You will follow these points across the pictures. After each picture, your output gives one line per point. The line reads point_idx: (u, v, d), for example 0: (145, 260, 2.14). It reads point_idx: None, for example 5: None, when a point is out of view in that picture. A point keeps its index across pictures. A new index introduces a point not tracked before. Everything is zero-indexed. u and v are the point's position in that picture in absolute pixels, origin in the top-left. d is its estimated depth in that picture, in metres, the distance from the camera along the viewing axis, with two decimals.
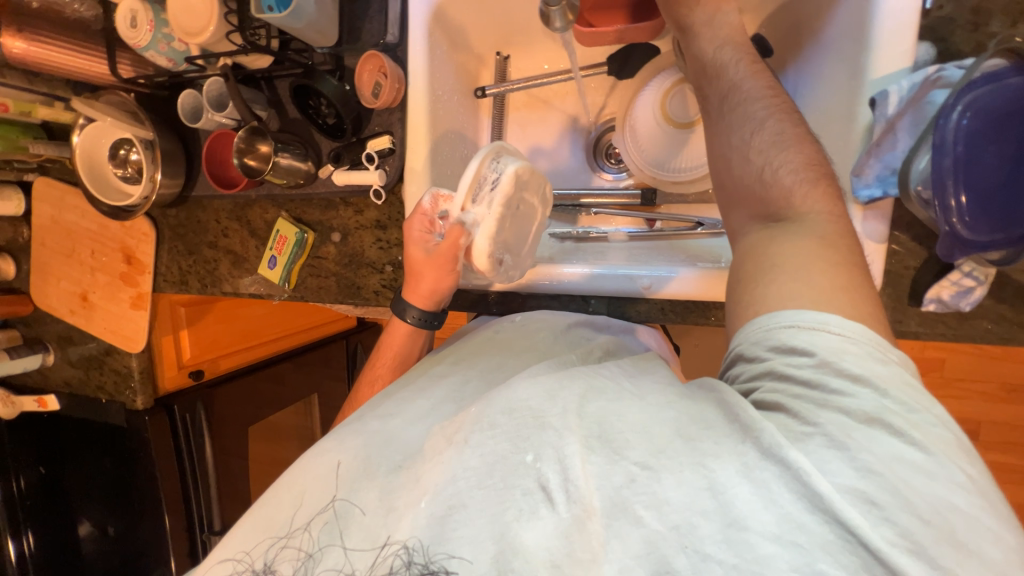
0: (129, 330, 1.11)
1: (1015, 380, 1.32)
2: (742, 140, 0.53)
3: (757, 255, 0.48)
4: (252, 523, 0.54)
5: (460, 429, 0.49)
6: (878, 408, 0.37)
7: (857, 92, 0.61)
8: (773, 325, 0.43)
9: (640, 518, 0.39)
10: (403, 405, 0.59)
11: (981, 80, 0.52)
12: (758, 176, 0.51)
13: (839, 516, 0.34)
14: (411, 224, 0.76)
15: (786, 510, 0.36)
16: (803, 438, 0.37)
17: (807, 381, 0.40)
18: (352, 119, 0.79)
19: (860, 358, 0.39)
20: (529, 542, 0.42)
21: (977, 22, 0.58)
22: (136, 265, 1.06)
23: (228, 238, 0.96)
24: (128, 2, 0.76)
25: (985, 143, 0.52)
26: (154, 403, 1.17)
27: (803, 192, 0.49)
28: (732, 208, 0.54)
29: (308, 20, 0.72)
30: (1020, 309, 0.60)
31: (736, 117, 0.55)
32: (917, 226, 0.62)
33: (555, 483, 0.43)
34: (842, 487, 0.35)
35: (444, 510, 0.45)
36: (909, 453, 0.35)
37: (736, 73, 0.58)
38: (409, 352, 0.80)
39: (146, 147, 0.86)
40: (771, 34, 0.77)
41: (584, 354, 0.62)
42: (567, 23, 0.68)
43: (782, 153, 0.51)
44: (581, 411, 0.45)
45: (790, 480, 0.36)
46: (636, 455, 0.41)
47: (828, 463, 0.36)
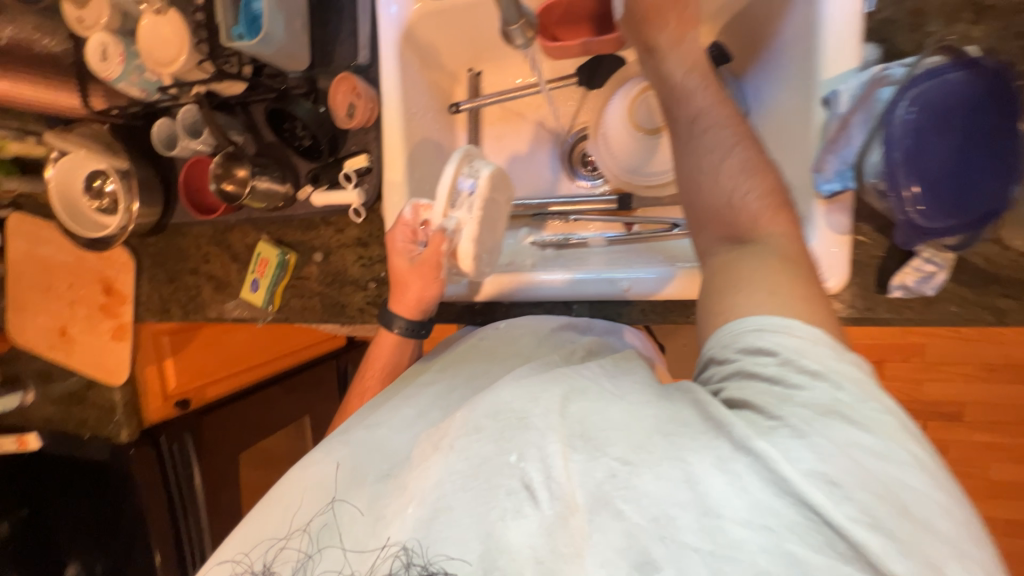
0: (111, 362, 1.10)
1: (993, 360, 1.36)
2: (710, 165, 0.55)
3: (725, 273, 0.50)
4: (251, 525, 0.56)
5: (446, 435, 0.51)
6: (835, 399, 0.38)
7: (812, 92, 0.64)
8: (740, 329, 0.44)
9: (621, 511, 0.40)
10: (390, 414, 0.60)
11: (923, 77, 0.55)
12: (726, 200, 0.53)
13: (804, 498, 0.35)
14: (393, 236, 0.77)
15: (758, 497, 0.36)
16: (770, 432, 0.38)
17: (771, 378, 0.41)
18: (327, 139, 0.80)
19: (819, 355, 0.41)
20: (515, 542, 0.42)
21: (916, 22, 0.61)
22: (115, 296, 1.04)
23: (209, 263, 0.96)
24: (96, 37, 0.75)
25: (932, 135, 0.55)
26: (140, 435, 1.16)
27: (767, 218, 0.52)
28: (698, 229, 0.56)
29: (278, 45, 0.73)
30: (980, 291, 0.61)
31: (706, 143, 0.56)
32: (877, 216, 0.64)
33: (539, 481, 0.43)
34: (806, 473, 0.36)
35: (431, 512, 0.45)
36: (863, 438, 0.37)
37: (702, 101, 0.59)
38: (396, 363, 0.80)
39: (121, 177, 0.85)
40: (729, 40, 0.80)
41: (566, 356, 0.62)
42: (529, 40, 0.64)
43: (748, 179, 0.53)
44: (563, 412, 0.46)
45: (761, 469, 0.37)
46: (617, 451, 0.42)
47: (793, 451, 0.37)
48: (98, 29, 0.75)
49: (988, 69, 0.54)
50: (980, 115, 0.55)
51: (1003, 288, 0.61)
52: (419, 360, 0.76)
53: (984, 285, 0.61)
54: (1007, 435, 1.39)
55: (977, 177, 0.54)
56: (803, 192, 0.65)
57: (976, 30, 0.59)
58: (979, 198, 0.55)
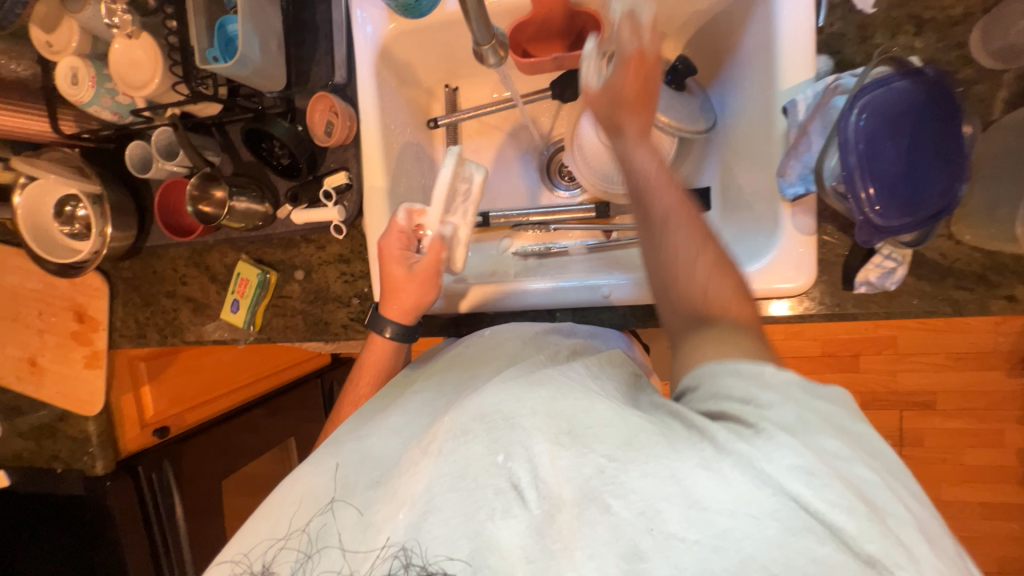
0: (84, 392, 1.06)
1: (960, 349, 1.42)
2: (684, 261, 0.55)
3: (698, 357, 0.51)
4: (254, 524, 0.55)
5: (435, 440, 0.50)
6: (803, 409, 0.42)
7: (773, 101, 0.68)
8: (719, 371, 0.47)
9: (609, 506, 0.41)
10: (378, 424, 0.59)
11: (872, 85, 0.59)
12: (702, 297, 0.54)
13: (785, 487, 0.37)
14: (387, 241, 0.74)
15: (741, 488, 0.38)
16: (751, 439, 0.40)
17: (741, 399, 0.44)
18: (306, 158, 0.80)
19: (783, 383, 0.44)
20: (505, 540, 0.43)
21: (863, 35, 0.65)
22: (88, 322, 1.01)
23: (186, 285, 0.94)
24: (67, 60, 0.74)
25: (882, 140, 0.59)
26: (116, 466, 1.11)
27: (739, 312, 0.53)
28: (669, 317, 0.56)
29: (254, 67, 0.71)
30: (937, 284, 0.65)
31: (683, 238, 0.56)
32: (838, 217, 0.68)
33: (527, 481, 0.44)
34: (787, 471, 0.38)
35: (422, 514, 0.46)
36: (831, 444, 0.40)
37: (670, 198, 0.58)
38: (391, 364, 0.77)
39: (92, 202, 0.83)
40: (694, 53, 0.85)
41: (553, 355, 0.62)
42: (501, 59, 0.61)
43: (719, 281, 0.54)
44: (549, 411, 0.46)
45: (745, 466, 0.39)
46: (604, 448, 0.43)
47: (773, 449, 0.39)
48: (68, 53, 0.74)
49: (930, 78, 0.58)
50: (924, 120, 0.58)
51: (958, 280, 0.64)
52: (406, 367, 0.75)
53: (940, 278, 0.65)
54: (977, 421, 1.45)
55: (925, 178, 0.58)
56: (772, 196, 0.70)
57: (917, 42, 0.63)
58: (931, 195, 0.58)
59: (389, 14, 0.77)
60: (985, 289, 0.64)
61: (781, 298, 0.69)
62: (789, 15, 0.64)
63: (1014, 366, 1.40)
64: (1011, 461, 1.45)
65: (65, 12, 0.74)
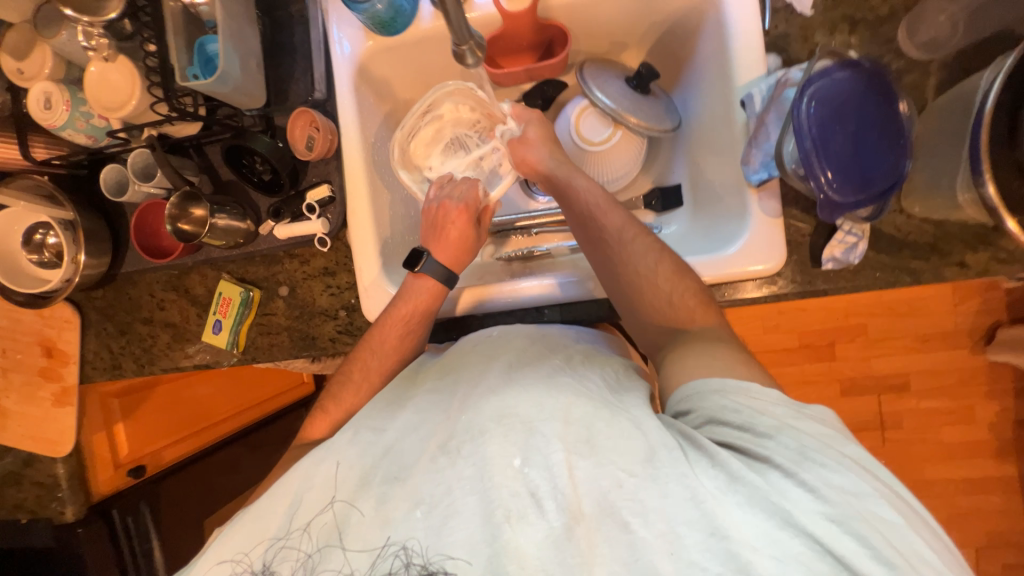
0: (52, 432, 1.00)
1: (926, 330, 1.50)
2: (649, 270, 0.70)
3: (687, 348, 0.64)
4: (248, 527, 0.60)
5: (452, 438, 0.57)
6: (799, 446, 0.49)
7: (731, 96, 0.73)
8: (706, 390, 0.56)
9: (627, 523, 0.49)
10: (392, 418, 0.64)
11: (817, 76, 0.65)
12: (669, 300, 0.68)
13: (804, 528, 0.45)
14: (467, 193, 0.81)
15: (764, 527, 0.45)
16: (763, 470, 0.48)
17: (738, 426, 0.52)
18: (287, 173, 0.80)
19: (771, 404, 0.53)
20: (525, 547, 0.50)
21: (805, 34, 0.72)
22: (57, 357, 0.96)
23: (164, 310, 0.91)
24: (39, 86, 0.73)
25: (833, 125, 0.64)
26: (87, 512, 1.04)
27: (699, 308, 0.68)
28: (644, 326, 0.71)
29: (234, 84, 0.72)
30: (896, 255, 0.70)
31: (635, 253, 0.70)
32: (801, 200, 0.73)
33: (546, 492, 0.52)
34: (804, 511, 0.45)
35: (441, 519, 0.53)
36: (839, 479, 0.46)
37: (615, 225, 0.72)
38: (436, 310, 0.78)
39: (65, 229, 0.82)
40: (655, 61, 0.91)
41: (568, 359, 0.65)
42: (479, 62, 0.60)
43: (677, 277, 0.69)
44: (567, 418, 0.55)
45: (762, 498, 0.47)
46: (624, 464, 0.51)
47: (788, 491, 0.47)
48: (41, 78, 0.74)
49: (865, 69, 0.64)
50: (866, 107, 0.64)
51: (913, 251, 0.69)
52: (425, 355, 0.77)
53: (898, 251, 0.70)
54: (949, 398, 1.52)
55: (873, 159, 0.63)
56: (738, 185, 0.74)
57: (853, 39, 0.70)
58: (880, 172, 0.63)
59: (366, 33, 0.80)
60: (938, 258, 0.69)
61: (753, 280, 0.73)
62: (737, 19, 0.71)
63: (975, 343, 1.49)
64: (985, 435, 1.52)
65: (38, 40, 0.74)
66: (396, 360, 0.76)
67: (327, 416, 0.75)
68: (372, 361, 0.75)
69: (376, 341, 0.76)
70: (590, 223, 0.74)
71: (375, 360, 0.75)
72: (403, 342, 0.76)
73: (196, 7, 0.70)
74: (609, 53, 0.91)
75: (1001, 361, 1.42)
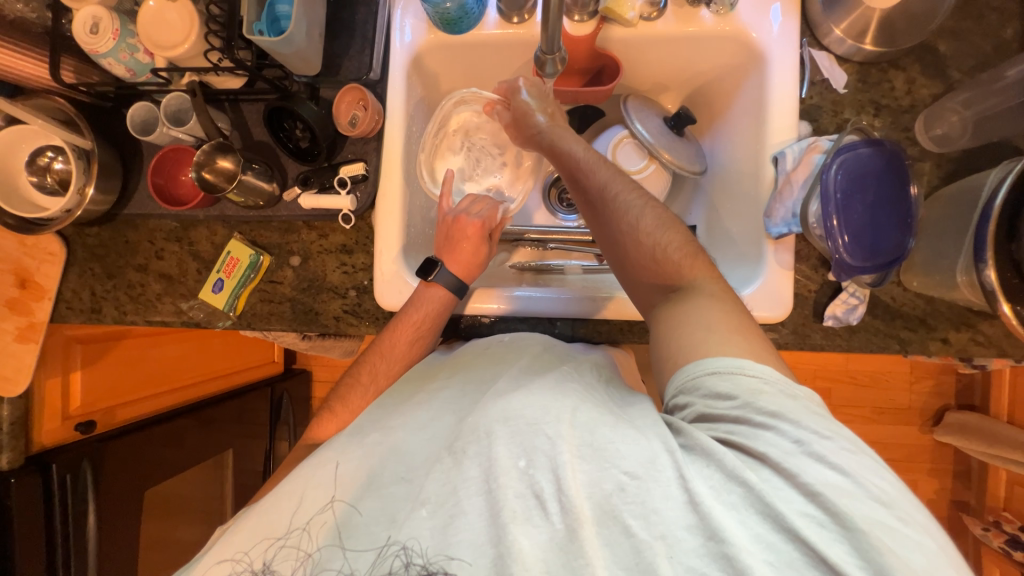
0: (6, 369, 0.92)
1: (883, 404, 1.59)
2: (633, 225, 0.70)
3: (675, 309, 0.64)
4: (250, 527, 0.58)
5: (459, 439, 0.57)
6: (797, 437, 0.50)
7: (761, 150, 0.78)
8: (698, 372, 0.57)
9: (629, 526, 0.49)
10: (402, 417, 0.64)
11: (844, 148, 0.71)
12: (653, 255, 0.69)
13: (799, 533, 0.46)
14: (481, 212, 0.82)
15: (759, 532, 0.47)
16: (756, 468, 0.50)
17: (734, 419, 0.53)
18: (327, 144, 0.80)
19: (762, 381, 0.54)
20: (530, 549, 0.50)
21: (835, 109, 0.78)
22: (30, 290, 0.89)
23: (162, 260, 0.87)
24: (89, 9, 0.71)
25: (852, 193, 0.69)
26: (23, 463, 0.96)
27: (688, 265, 0.68)
28: (637, 282, 0.71)
29: (297, 48, 0.71)
30: (889, 322, 0.75)
31: (622, 205, 0.71)
32: (812, 258, 0.77)
33: (549, 493, 0.51)
34: (797, 512, 0.47)
35: (447, 519, 0.52)
36: (832, 476, 0.47)
37: (604, 176, 0.74)
38: (444, 321, 0.78)
39: (78, 157, 0.78)
40: (692, 106, 0.96)
41: (576, 367, 0.67)
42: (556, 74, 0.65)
43: (663, 233, 0.70)
44: (573, 421, 0.55)
45: (757, 501, 0.48)
46: (625, 466, 0.51)
47: (781, 489, 0.48)
48: (91, 2, 0.72)
49: (888, 149, 0.70)
50: (882, 180, 0.70)
51: (904, 321, 0.75)
52: (434, 355, 0.78)
53: (892, 318, 0.75)
54: (896, 471, 1.60)
55: (883, 228, 0.69)
56: (756, 236, 0.79)
57: (876, 121, 0.77)
58: (888, 245, 0.69)
59: (429, 26, 0.82)
60: (925, 330, 0.75)
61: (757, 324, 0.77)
62: (777, 83, 0.77)
63: (925, 422, 1.59)
64: None
65: None
66: (403, 365, 0.76)
67: (334, 414, 0.75)
68: (381, 366, 0.76)
69: (385, 346, 0.76)
70: (580, 173, 0.75)
71: (382, 365, 0.76)
72: (413, 346, 0.76)
73: None
74: (649, 91, 0.95)
75: (945, 441, 1.52)
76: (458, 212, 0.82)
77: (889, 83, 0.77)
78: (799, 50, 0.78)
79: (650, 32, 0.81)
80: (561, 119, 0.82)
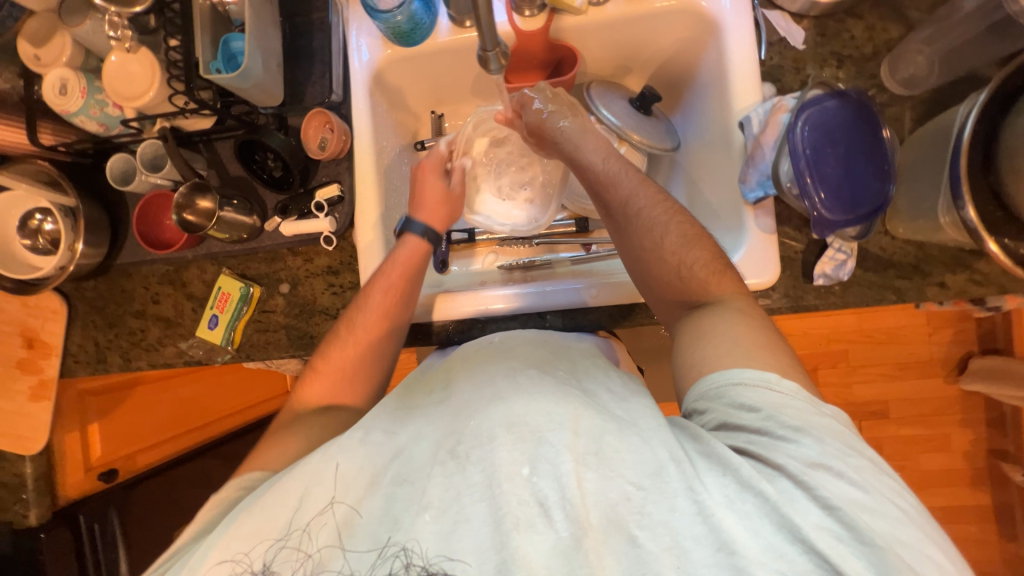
0: (24, 428, 0.94)
1: (904, 359, 1.55)
2: (657, 242, 0.70)
3: (701, 323, 0.64)
4: (241, 527, 0.55)
5: (462, 444, 0.54)
6: (820, 453, 0.50)
7: (729, 118, 0.78)
8: (723, 382, 0.57)
9: (635, 537, 0.49)
10: (403, 423, 0.61)
11: (808, 104, 0.70)
12: (678, 273, 0.68)
13: (815, 546, 0.46)
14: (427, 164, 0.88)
15: (771, 540, 0.47)
16: (773, 478, 0.49)
17: (756, 429, 0.53)
18: (299, 170, 0.82)
19: (789, 397, 0.54)
20: (532, 555, 0.49)
21: (797, 67, 0.78)
22: (39, 349, 0.92)
23: (158, 304, 0.89)
24: (56, 72, 0.74)
25: (823, 148, 0.68)
26: (52, 516, 0.98)
27: (712, 282, 0.67)
28: (659, 298, 0.71)
29: (255, 80, 0.73)
30: (882, 274, 0.74)
31: (645, 222, 0.71)
32: (794, 218, 0.77)
33: (554, 501, 0.50)
34: (813, 525, 0.46)
35: (451, 524, 0.51)
36: (852, 492, 0.48)
37: (627, 187, 0.74)
38: (420, 268, 0.79)
39: (65, 215, 0.81)
40: (657, 85, 0.96)
41: (571, 368, 0.66)
42: (502, 69, 0.64)
43: (688, 250, 0.69)
44: (576, 429, 0.53)
45: (771, 511, 0.48)
46: (631, 477, 0.50)
47: (800, 502, 0.48)
48: (58, 65, 0.74)
49: (853, 99, 0.69)
50: (851, 131, 0.69)
51: (897, 271, 0.73)
52: (433, 355, 0.80)
53: (884, 270, 0.74)
54: (926, 426, 1.56)
55: (859, 181, 0.68)
56: (735, 204, 0.78)
57: (840, 73, 0.76)
58: (867, 195, 0.68)
59: (384, 42, 0.83)
60: (921, 278, 0.73)
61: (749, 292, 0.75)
62: (735, 48, 0.76)
63: (950, 372, 1.54)
64: (959, 464, 1.56)
65: (60, 27, 0.75)
66: (379, 317, 0.75)
67: (318, 373, 0.75)
68: (357, 317, 0.76)
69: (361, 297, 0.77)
70: (603, 186, 0.76)
71: (359, 317, 0.76)
72: (395, 301, 0.76)
73: (225, 6, 0.73)
74: (613, 76, 0.95)
75: (974, 390, 1.47)
76: (427, 153, 0.91)
77: (848, 33, 0.76)
78: (752, 12, 0.77)
79: (600, 17, 0.81)
80: (588, 123, 0.81)
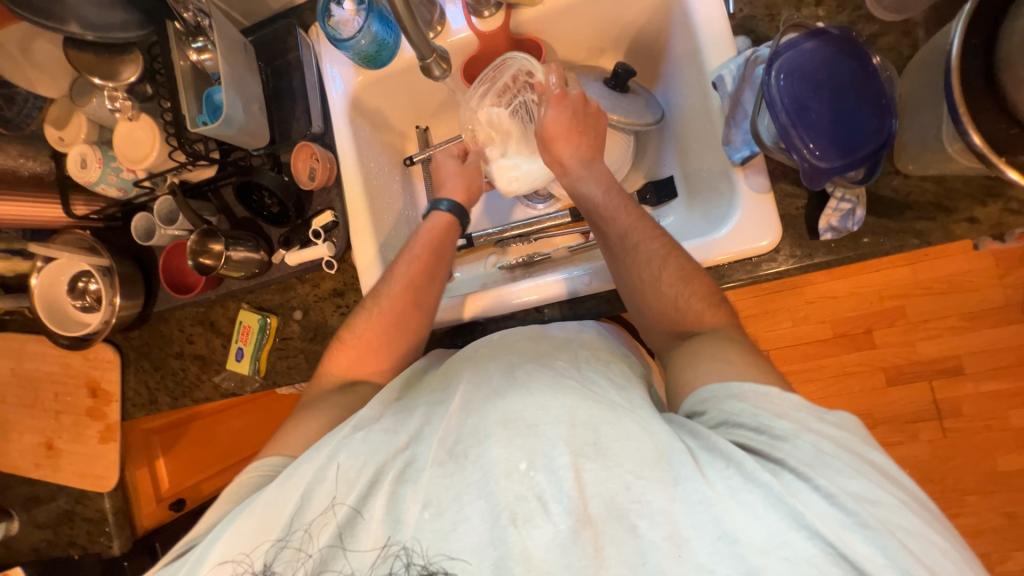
0: (99, 467, 1.05)
1: (972, 307, 1.38)
2: (653, 275, 0.66)
3: (689, 348, 0.61)
4: (242, 525, 0.54)
5: (462, 444, 0.54)
6: (818, 454, 0.46)
7: (704, 80, 0.75)
8: (723, 396, 0.53)
9: (635, 526, 0.46)
10: (403, 420, 0.60)
11: (784, 49, 0.65)
12: (673, 303, 0.65)
13: (820, 531, 0.42)
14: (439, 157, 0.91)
15: (774, 527, 0.43)
16: (776, 471, 0.45)
17: (753, 427, 0.49)
18: (293, 203, 0.86)
19: (791, 408, 0.50)
20: (532, 550, 0.47)
21: (771, 14, 0.74)
22: (101, 397, 1.03)
23: (193, 343, 0.97)
24: (78, 148, 0.84)
25: (806, 95, 0.64)
26: (133, 545, 1.09)
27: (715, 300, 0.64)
28: (652, 325, 0.68)
29: (239, 125, 0.78)
30: (900, 217, 0.67)
31: (638, 256, 0.68)
32: (790, 173, 0.72)
33: (551, 494, 0.48)
34: (817, 514, 0.43)
35: (450, 523, 0.50)
36: (857, 485, 0.44)
37: (623, 220, 0.72)
38: (445, 245, 0.82)
39: (103, 274, 0.90)
40: (634, 61, 0.93)
41: (572, 358, 0.62)
42: (445, 71, 0.71)
43: (686, 285, 0.64)
44: (574, 420, 0.52)
45: (775, 502, 0.44)
46: (628, 466, 0.48)
47: (805, 493, 0.44)
48: (80, 143, 0.84)
49: (833, 36, 0.64)
50: (835, 70, 0.64)
51: (917, 212, 0.67)
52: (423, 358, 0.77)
53: (901, 212, 0.67)
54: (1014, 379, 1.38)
55: (853, 120, 0.62)
56: (725, 168, 0.75)
57: (819, 11, 0.71)
58: (867, 134, 0.62)
59: (356, 70, 0.87)
60: (946, 215, 0.66)
61: (751, 259, 0.71)
62: (700, 6, 0.73)
63: None
64: None
65: (76, 110, 0.85)
66: (406, 287, 0.76)
67: (346, 346, 0.76)
68: (384, 289, 0.77)
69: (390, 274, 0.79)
70: (598, 220, 0.75)
71: (386, 288, 0.77)
72: (410, 287, 0.76)
73: (202, 63, 0.79)
74: (586, 59, 0.94)
75: None
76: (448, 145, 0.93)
77: None
78: None
79: (557, 4, 0.81)
80: (586, 158, 0.79)
